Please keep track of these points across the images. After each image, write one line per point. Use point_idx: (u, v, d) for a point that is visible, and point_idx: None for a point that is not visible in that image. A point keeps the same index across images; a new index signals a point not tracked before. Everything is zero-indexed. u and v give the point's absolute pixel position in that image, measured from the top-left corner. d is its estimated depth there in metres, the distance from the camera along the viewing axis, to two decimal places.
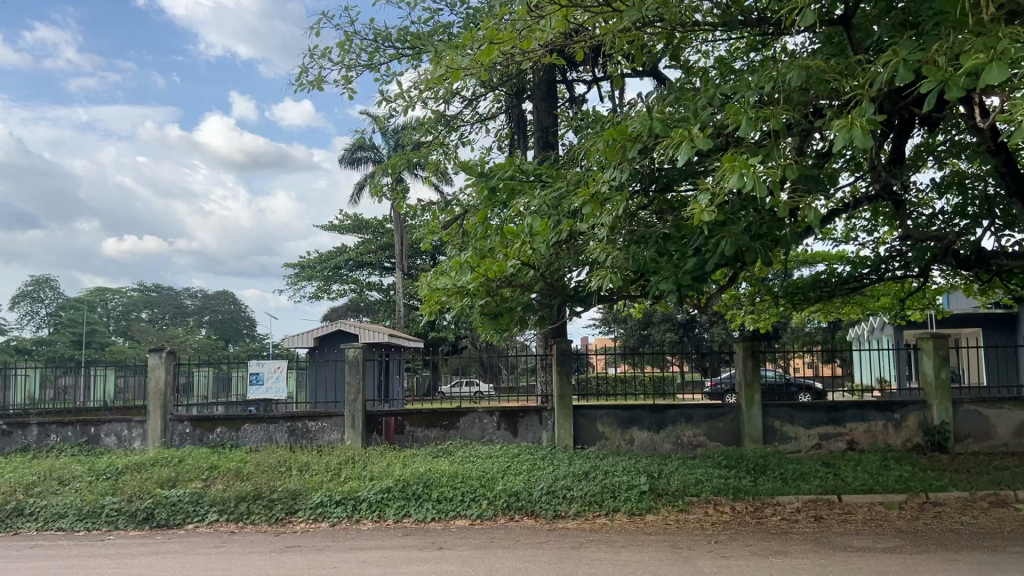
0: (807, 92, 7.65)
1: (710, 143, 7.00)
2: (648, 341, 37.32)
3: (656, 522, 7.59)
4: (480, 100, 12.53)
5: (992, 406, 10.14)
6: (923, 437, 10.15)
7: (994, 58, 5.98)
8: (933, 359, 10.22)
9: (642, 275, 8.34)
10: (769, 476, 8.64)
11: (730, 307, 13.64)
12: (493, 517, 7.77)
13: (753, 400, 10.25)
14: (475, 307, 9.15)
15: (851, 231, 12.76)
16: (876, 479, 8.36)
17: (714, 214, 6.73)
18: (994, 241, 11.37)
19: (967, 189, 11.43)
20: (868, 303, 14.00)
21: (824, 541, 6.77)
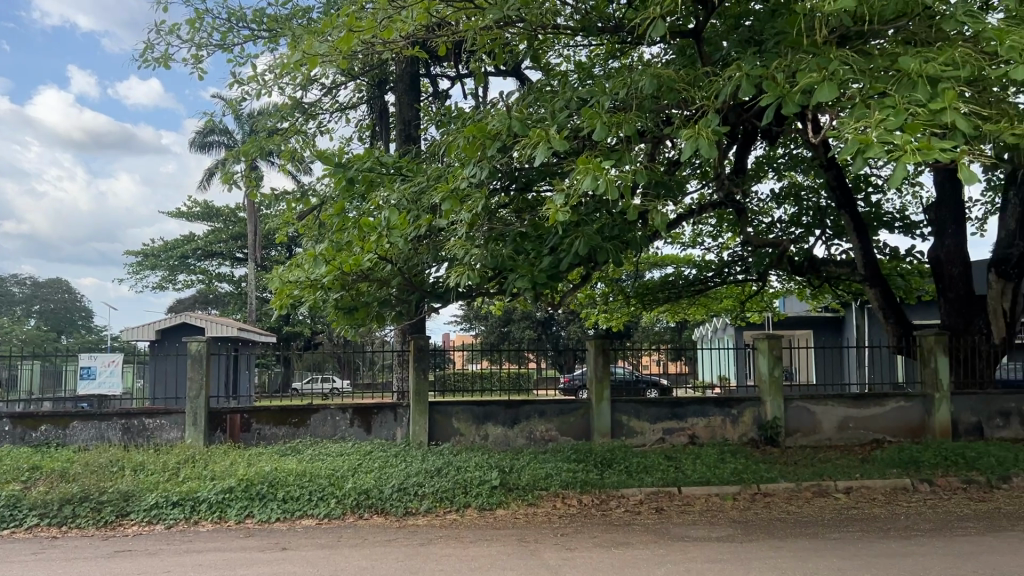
0: (658, 100, 7.96)
1: (566, 144, 7.14)
2: (506, 338, 37.70)
3: (505, 517, 7.67)
4: (340, 88, 12.25)
5: (819, 402, 10.83)
6: (757, 431, 10.76)
7: (825, 78, 6.45)
8: (767, 357, 10.83)
9: (499, 272, 8.37)
10: (615, 470, 8.92)
11: (585, 305, 13.96)
12: (341, 516, 7.61)
13: (603, 396, 10.56)
14: (327, 300, 8.92)
15: (698, 236, 13.39)
16: (713, 472, 8.79)
17: (568, 214, 6.87)
18: (824, 249, 12.26)
19: (802, 200, 12.27)
20: (712, 304, 14.73)
21: (663, 531, 7.06)
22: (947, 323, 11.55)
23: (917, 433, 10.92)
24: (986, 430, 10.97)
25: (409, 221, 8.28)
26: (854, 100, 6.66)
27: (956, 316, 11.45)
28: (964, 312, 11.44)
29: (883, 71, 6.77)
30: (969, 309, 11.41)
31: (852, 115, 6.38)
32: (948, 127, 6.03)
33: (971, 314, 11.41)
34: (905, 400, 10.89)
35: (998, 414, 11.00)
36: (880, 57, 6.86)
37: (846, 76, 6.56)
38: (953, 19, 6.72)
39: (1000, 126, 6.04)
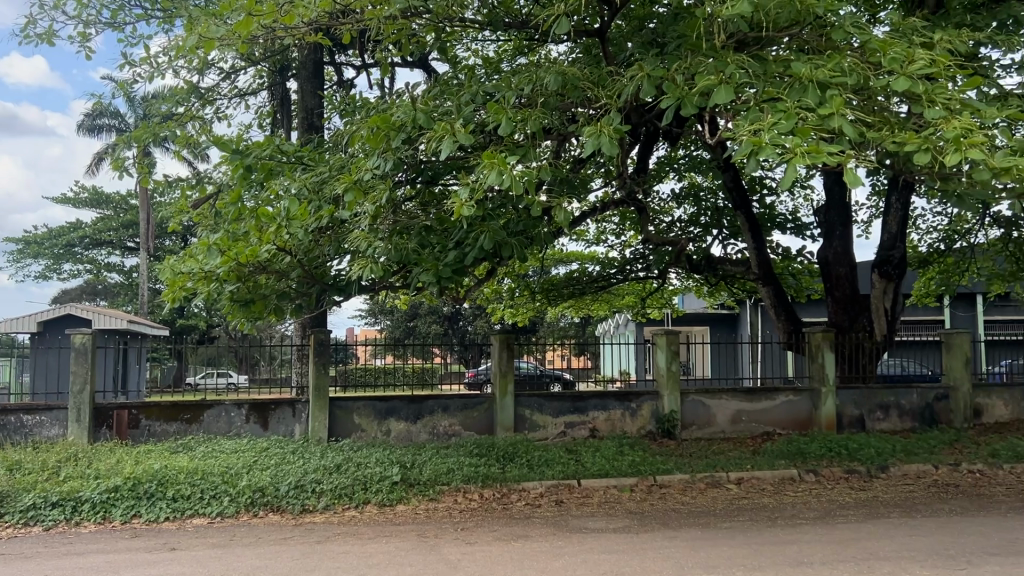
0: (563, 98, 8.03)
1: (471, 138, 7.13)
2: (411, 333, 37.43)
3: (405, 512, 7.60)
4: (239, 73, 11.87)
5: (714, 396, 11.17)
6: (655, 425, 11.02)
7: (723, 81, 6.65)
8: (666, 352, 11.09)
9: (403, 266, 8.26)
10: (516, 463, 8.97)
11: (490, 300, 13.98)
12: (235, 514, 7.38)
13: (507, 390, 10.62)
14: (222, 292, 8.62)
15: (602, 234, 13.60)
16: (612, 464, 8.96)
17: (472, 209, 6.84)
18: (721, 248, 12.65)
19: (701, 201, 12.62)
20: (615, 300, 15.01)
21: (563, 524, 7.15)
22: (833, 320, 12.09)
23: (804, 425, 11.37)
24: (868, 423, 11.45)
25: (310, 211, 8.10)
26: (749, 104, 6.89)
27: (842, 314, 12.00)
28: (849, 310, 12.00)
29: (777, 76, 7.03)
30: (853, 307, 11.97)
31: (747, 118, 6.60)
32: (835, 133, 6.31)
33: (855, 311, 11.98)
34: (794, 394, 11.34)
35: (878, 407, 11.50)
36: (774, 62, 7.13)
37: (742, 80, 6.79)
38: (842, 30, 7.04)
39: (882, 134, 6.36)
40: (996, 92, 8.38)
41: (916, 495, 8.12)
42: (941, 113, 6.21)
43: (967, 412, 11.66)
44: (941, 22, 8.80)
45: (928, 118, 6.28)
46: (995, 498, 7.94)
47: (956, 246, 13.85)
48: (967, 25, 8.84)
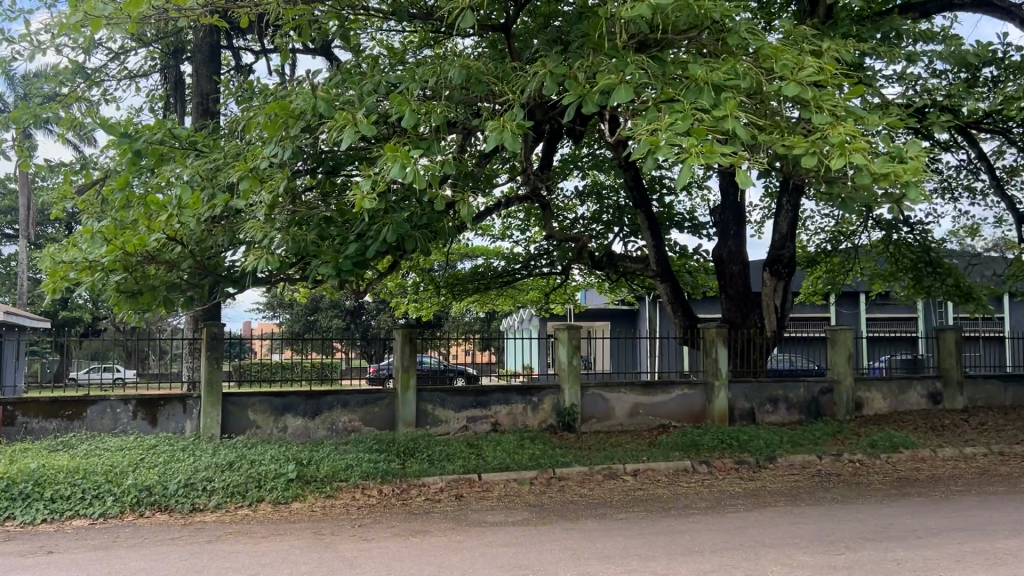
0: (466, 91, 8.00)
1: (373, 129, 7.01)
2: (312, 327, 36.66)
3: (301, 510, 7.44)
4: (129, 54, 11.34)
5: (612, 390, 11.39)
6: (556, 418, 11.14)
7: (623, 81, 6.77)
8: (567, 347, 11.22)
9: (302, 258, 8.07)
10: (416, 459, 8.90)
11: (394, 294, 13.79)
12: (119, 515, 7.06)
13: (409, 385, 10.49)
14: (107, 282, 8.20)
15: (507, 229, 13.66)
16: (512, 458, 9.01)
17: (374, 202, 6.72)
18: (622, 246, 12.91)
19: (603, 199, 12.84)
20: (519, 295, 15.08)
21: (462, 518, 7.15)
22: (727, 317, 12.50)
23: (699, 418, 11.70)
24: (758, 415, 11.89)
25: (203, 200, 7.81)
26: (649, 103, 7.03)
27: (735, 311, 12.42)
28: (742, 307, 12.44)
29: (675, 77, 7.22)
30: (746, 304, 12.42)
31: (646, 118, 6.74)
32: (728, 134, 6.52)
33: (748, 308, 12.43)
34: (689, 387, 11.66)
35: (768, 400, 11.96)
36: (673, 65, 7.30)
37: (642, 80, 6.94)
38: (737, 35, 7.28)
39: (773, 138, 6.60)
40: (878, 101, 8.83)
41: (800, 485, 8.49)
42: (827, 120, 6.49)
43: (849, 405, 12.28)
44: (830, 31, 9.20)
45: (816, 124, 6.56)
46: (873, 486, 8.39)
47: (841, 247, 14.54)
48: (853, 36, 9.27)
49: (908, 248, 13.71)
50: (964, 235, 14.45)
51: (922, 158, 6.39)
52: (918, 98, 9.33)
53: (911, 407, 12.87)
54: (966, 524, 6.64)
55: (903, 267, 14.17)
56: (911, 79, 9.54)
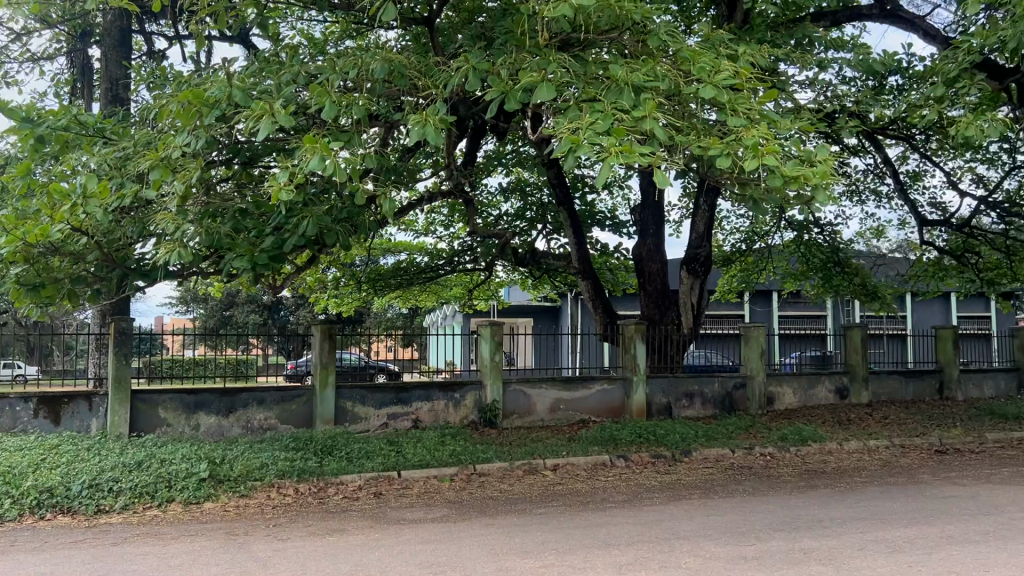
0: (388, 84, 7.91)
1: (291, 120, 6.85)
2: (229, 322, 35.74)
3: (214, 510, 7.23)
4: (32, 35, 10.82)
5: (534, 385, 11.44)
6: (477, 414, 11.13)
7: (545, 78, 6.80)
8: (489, 343, 11.23)
9: (216, 251, 7.83)
10: (334, 457, 8.77)
11: (313, 290, 13.54)
12: (17, 518, 6.73)
13: (327, 382, 10.32)
14: (6, 274, 7.81)
15: (430, 225, 13.59)
16: (432, 455, 8.96)
17: (291, 194, 6.56)
18: (545, 243, 13.00)
19: (527, 196, 12.94)
20: (442, 292, 15.02)
21: (380, 516, 7.07)
22: (645, 314, 12.74)
23: (618, 413, 11.87)
24: (675, 410, 12.14)
25: (111, 190, 7.51)
26: (570, 101, 7.09)
27: (654, 308, 12.67)
28: (660, 304, 12.69)
29: (596, 77, 7.30)
30: (664, 301, 12.69)
31: (567, 116, 6.79)
32: (647, 135, 6.62)
33: (666, 306, 12.69)
34: (608, 383, 11.82)
35: (684, 394, 12.21)
36: (594, 64, 7.38)
37: (563, 79, 7.01)
38: (657, 37, 7.41)
39: (691, 139, 6.74)
40: (790, 105, 9.12)
41: (714, 478, 8.70)
42: (742, 123, 6.67)
43: (761, 399, 12.66)
44: (746, 36, 9.45)
45: (732, 126, 6.72)
46: (783, 478, 8.65)
47: (756, 247, 14.98)
48: (768, 42, 9.54)
49: (818, 248, 14.19)
50: (870, 236, 15.07)
51: (830, 162, 6.61)
52: (828, 104, 9.67)
53: (819, 402, 13.36)
54: (868, 514, 6.92)
55: (814, 267, 14.67)
56: (822, 84, 9.88)
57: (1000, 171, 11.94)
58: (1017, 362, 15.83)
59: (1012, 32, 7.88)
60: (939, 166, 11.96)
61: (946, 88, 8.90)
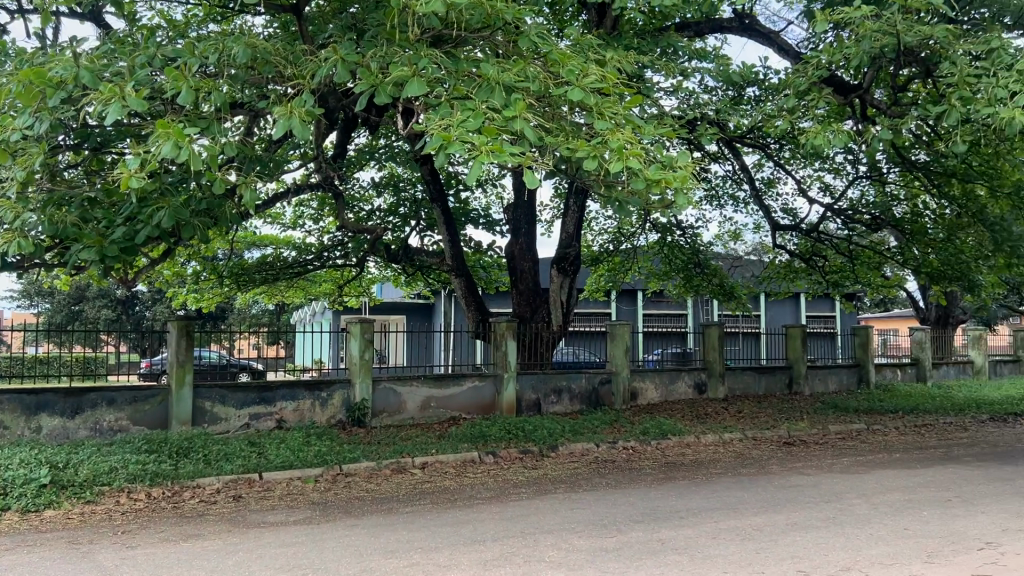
0: (252, 71, 7.62)
1: (145, 104, 6.49)
2: (78, 317, 33.60)
3: (55, 518, 6.77)
4: None
5: (403, 383, 11.33)
6: (344, 414, 10.92)
7: (415, 73, 6.74)
8: (358, 341, 11.05)
9: (61, 241, 7.33)
10: (191, 459, 8.40)
11: (171, 284, 12.92)
12: None
13: (184, 381, 9.87)
14: None
15: (299, 218, 13.22)
16: (296, 455, 8.73)
17: (143, 182, 6.22)
18: (418, 240, 12.93)
19: (400, 191, 12.79)
20: (310, 288, 14.67)
21: (239, 519, 6.83)
22: (517, 312, 12.88)
23: (487, 410, 11.93)
24: (543, 406, 12.33)
25: None
26: (441, 98, 7.06)
27: (525, 306, 12.82)
28: (531, 302, 12.86)
29: (467, 74, 7.29)
30: (535, 300, 12.87)
31: (437, 113, 6.75)
32: (517, 134, 6.68)
33: (537, 304, 12.88)
34: (479, 380, 11.85)
35: (552, 391, 12.43)
36: (466, 62, 7.38)
37: (434, 75, 6.97)
38: (527, 38, 7.48)
39: (559, 141, 6.85)
40: (654, 111, 9.46)
41: (579, 472, 8.89)
42: (608, 126, 6.84)
43: (625, 395, 13.08)
44: (615, 42, 9.71)
45: (598, 129, 6.88)
46: (643, 471, 8.95)
47: (622, 247, 15.43)
48: (634, 48, 9.84)
49: (680, 249, 14.77)
50: (729, 239, 15.82)
51: (690, 167, 6.86)
52: (690, 111, 10.07)
53: (679, 397, 13.93)
54: (722, 504, 7.25)
55: (676, 267, 15.29)
56: (684, 92, 10.28)
57: (845, 180, 12.79)
58: (858, 359, 17.05)
59: (855, 50, 8.44)
60: (791, 174, 12.69)
61: (797, 99, 9.45)
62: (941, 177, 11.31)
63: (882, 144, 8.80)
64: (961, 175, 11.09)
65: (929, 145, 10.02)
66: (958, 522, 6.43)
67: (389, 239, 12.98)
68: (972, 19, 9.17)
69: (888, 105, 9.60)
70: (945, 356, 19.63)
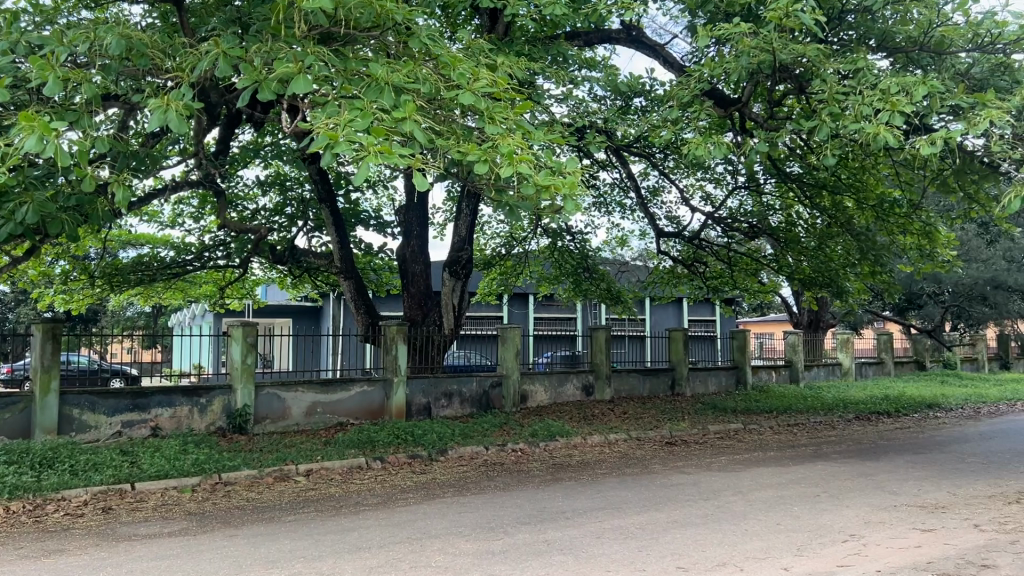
0: (126, 62, 7.27)
1: (5, 93, 6.07)
2: None
3: None
4: None
5: (289, 389, 11.00)
6: (225, 421, 10.50)
7: (301, 70, 6.57)
8: (240, 345, 10.67)
9: None
10: (55, 470, 7.92)
11: (37, 284, 12.16)
12: None
13: (49, 387, 9.27)
14: None
15: (178, 216, 12.70)
16: (172, 464, 8.35)
17: (2, 176, 5.81)
18: (306, 241, 12.65)
19: (286, 190, 12.47)
20: (190, 289, 14.12)
21: (108, 533, 6.48)
22: (408, 315, 12.80)
23: (376, 415, 11.72)
24: (433, 410, 12.24)
25: None
26: (327, 96, 6.92)
27: (416, 309, 12.75)
28: (422, 305, 12.82)
29: (355, 73, 7.17)
30: (426, 303, 12.81)
31: (324, 111, 6.63)
32: (407, 136, 6.63)
33: (428, 307, 12.83)
34: (367, 385, 11.64)
35: (443, 395, 12.36)
36: (355, 61, 7.28)
37: (322, 73, 6.83)
38: (418, 39, 7.43)
39: (449, 143, 6.84)
40: (545, 118, 9.59)
41: (468, 476, 8.89)
42: (498, 130, 6.87)
43: (516, 397, 13.16)
44: (506, 48, 9.79)
45: (489, 134, 6.91)
46: (531, 473, 9.03)
47: (514, 251, 15.54)
48: (526, 55, 9.95)
49: (569, 254, 15.08)
50: (616, 244, 16.19)
51: (578, 173, 6.97)
52: (579, 119, 10.27)
53: (568, 399, 14.14)
54: (606, 504, 7.39)
55: (565, 272, 15.54)
56: (574, 100, 10.46)
57: (725, 190, 13.31)
58: (736, 361, 17.75)
59: (735, 65, 8.81)
60: (675, 183, 13.12)
61: (680, 111, 9.77)
62: (813, 189, 11.92)
63: (759, 156, 9.20)
64: (830, 187, 11.70)
65: (802, 157, 10.55)
66: (825, 516, 6.79)
67: (275, 239, 12.66)
68: (840, 40, 9.70)
69: (764, 119, 10.04)
70: (815, 358, 20.70)
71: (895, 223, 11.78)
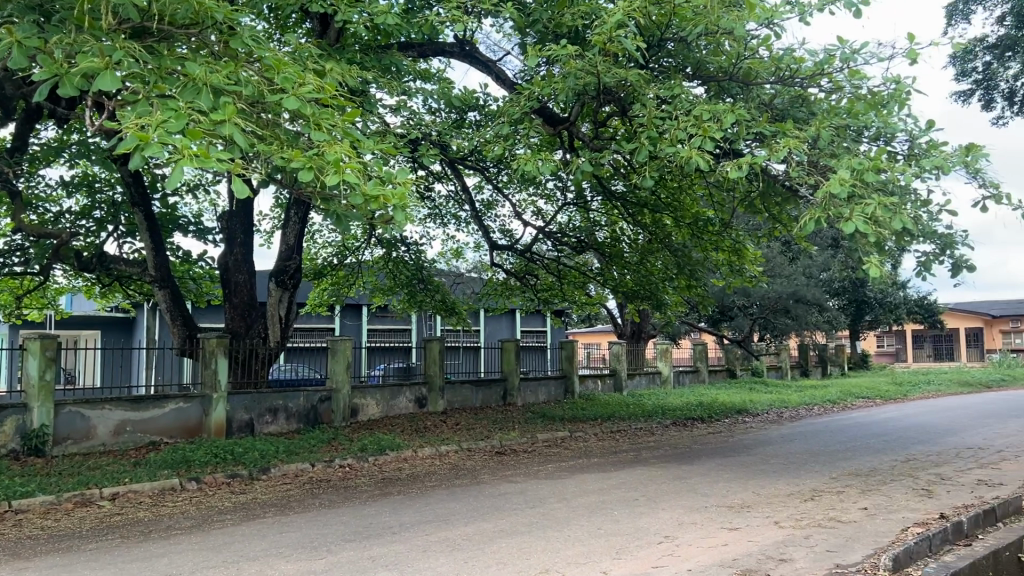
0: None
1: None
2: None
3: None
4: None
5: (94, 407, 10.19)
6: (19, 443, 9.55)
7: (109, 66, 6.13)
8: (37, 360, 9.80)
9: None
10: None
11: None
12: None
13: None
14: None
15: None
16: None
17: None
18: (116, 247, 11.85)
19: (94, 192, 11.68)
20: None
21: None
22: (230, 326, 12.25)
23: (193, 434, 11.07)
24: (257, 426, 11.72)
25: None
26: (139, 95, 6.51)
27: (239, 321, 12.24)
28: (246, 317, 12.32)
29: (170, 72, 6.82)
30: (250, 314, 12.33)
31: (133, 110, 6.23)
32: (227, 140, 6.36)
33: (252, 318, 12.34)
34: (184, 401, 10.98)
35: (268, 410, 11.87)
36: (170, 59, 6.90)
37: (131, 69, 6.41)
38: (240, 40, 7.15)
39: (271, 149, 6.63)
40: (376, 127, 9.50)
41: (291, 494, 8.60)
42: (325, 138, 6.71)
43: (345, 411, 12.88)
44: (337, 54, 9.62)
45: (314, 140, 6.73)
46: (358, 488, 8.86)
47: (346, 262, 15.23)
48: (357, 63, 9.80)
49: (404, 265, 14.97)
50: (451, 256, 16.25)
51: (407, 184, 6.92)
52: (412, 130, 10.26)
53: (400, 412, 14.00)
54: (433, 516, 7.37)
55: (400, 283, 15.42)
56: (407, 111, 10.43)
57: (555, 206, 13.68)
58: (564, 370, 18.30)
59: (563, 85, 9.14)
60: (507, 197, 13.36)
61: (512, 127, 9.99)
62: (635, 207, 12.46)
63: (584, 174, 9.55)
64: (651, 206, 12.26)
65: (625, 175, 11.04)
66: (642, 519, 7.10)
67: (81, 244, 11.77)
68: (660, 66, 10.21)
69: (590, 139, 10.44)
70: (638, 367, 21.70)
71: (709, 240, 12.58)
